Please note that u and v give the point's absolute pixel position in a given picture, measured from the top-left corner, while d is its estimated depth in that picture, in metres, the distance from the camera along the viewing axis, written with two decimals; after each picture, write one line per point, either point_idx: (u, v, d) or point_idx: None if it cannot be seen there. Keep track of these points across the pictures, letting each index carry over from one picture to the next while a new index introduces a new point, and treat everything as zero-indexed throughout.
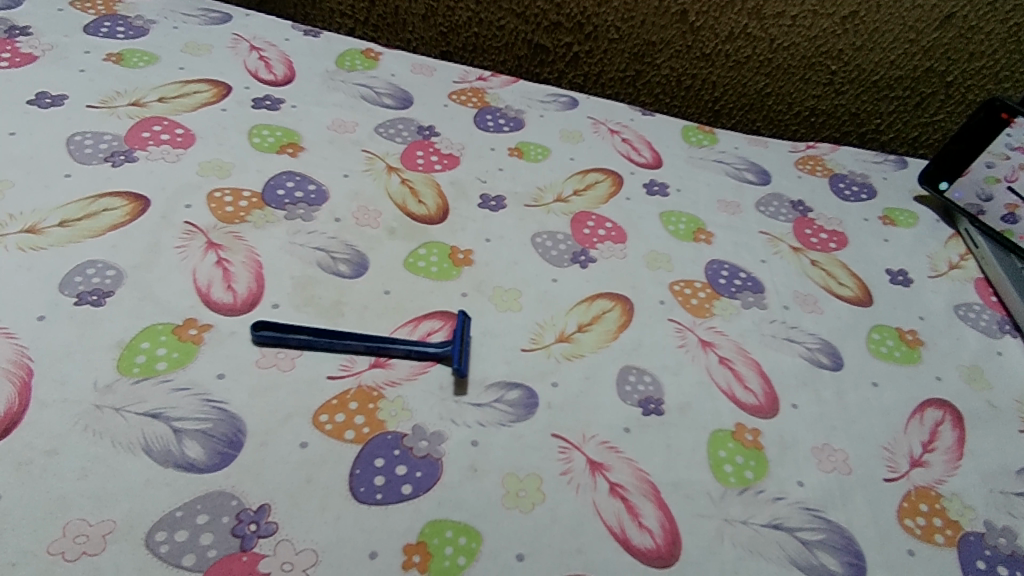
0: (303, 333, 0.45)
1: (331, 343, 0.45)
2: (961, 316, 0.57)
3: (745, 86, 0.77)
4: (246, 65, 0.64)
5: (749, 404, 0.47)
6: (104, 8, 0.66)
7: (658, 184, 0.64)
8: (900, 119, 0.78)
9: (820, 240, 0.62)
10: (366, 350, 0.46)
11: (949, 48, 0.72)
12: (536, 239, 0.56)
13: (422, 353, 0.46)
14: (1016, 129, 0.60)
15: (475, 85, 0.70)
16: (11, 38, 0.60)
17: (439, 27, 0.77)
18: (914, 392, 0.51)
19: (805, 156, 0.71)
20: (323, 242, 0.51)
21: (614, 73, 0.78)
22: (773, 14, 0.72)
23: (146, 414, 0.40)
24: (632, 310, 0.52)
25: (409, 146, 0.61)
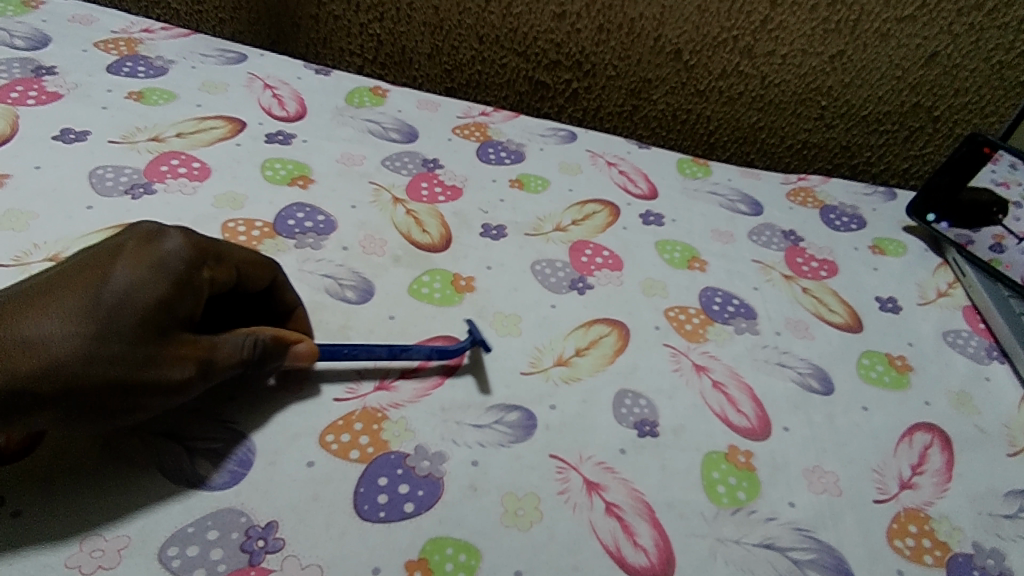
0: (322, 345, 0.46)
1: (354, 352, 0.47)
2: (949, 343, 0.59)
3: (739, 120, 0.80)
4: (261, 103, 0.67)
5: (742, 427, 0.49)
6: (126, 49, 0.70)
7: (654, 214, 0.66)
8: (890, 152, 0.81)
9: (811, 269, 0.64)
10: (389, 355, 0.48)
11: (935, 85, 0.75)
12: (535, 266, 0.58)
13: (444, 353, 0.49)
14: (999, 163, 0.63)
15: (478, 120, 0.73)
16: (37, 77, 0.64)
17: (444, 65, 0.81)
18: (903, 416, 0.52)
19: (796, 188, 0.74)
20: (331, 269, 0.54)
21: (612, 108, 0.81)
22: (764, 53, 0.75)
23: (160, 434, 0.42)
24: (628, 335, 0.54)
25: (414, 178, 0.64)
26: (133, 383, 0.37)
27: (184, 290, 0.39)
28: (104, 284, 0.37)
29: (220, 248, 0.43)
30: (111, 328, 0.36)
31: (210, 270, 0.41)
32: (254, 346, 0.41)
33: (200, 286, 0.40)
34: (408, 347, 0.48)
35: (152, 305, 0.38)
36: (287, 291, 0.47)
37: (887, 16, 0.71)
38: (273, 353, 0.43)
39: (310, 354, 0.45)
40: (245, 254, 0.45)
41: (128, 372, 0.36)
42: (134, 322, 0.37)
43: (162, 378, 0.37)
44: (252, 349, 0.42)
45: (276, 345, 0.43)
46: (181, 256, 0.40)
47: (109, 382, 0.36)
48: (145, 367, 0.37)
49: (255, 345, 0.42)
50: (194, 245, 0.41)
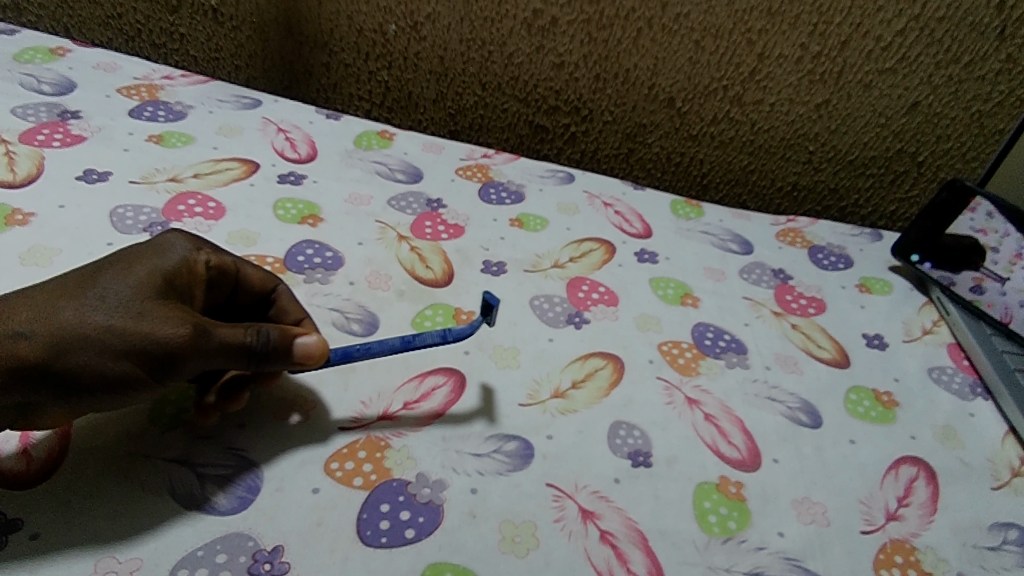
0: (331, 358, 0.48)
1: (368, 348, 0.49)
2: (934, 379, 0.61)
3: (731, 164, 0.84)
4: (274, 145, 0.71)
5: (733, 458, 0.51)
6: (148, 94, 0.74)
7: (648, 253, 0.69)
8: (877, 194, 0.84)
9: (800, 306, 0.66)
10: (403, 344, 0.49)
11: (918, 132, 0.79)
12: (534, 302, 0.60)
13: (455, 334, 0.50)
14: (976, 212, 0.67)
15: (480, 162, 0.77)
16: (62, 121, 0.67)
17: (448, 109, 0.86)
18: (889, 449, 0.54)
19: (785, 229, 0.77)
20: (338, 303, 0.56)
21: (609, 151, 0.85)
22: (753, 102, 0.78)
23: (172, 460, 0.44)
24: (622, 368, 0.56)
25: (419, 217, 0.67)
26: (119, 330, 0.39)
27: (179, 265, 0.44)
28: (110, 259, 0.43)
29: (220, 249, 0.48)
30: (107, 284, 0.41)
31: (205, 259, 0.46)
32: (258, 334, 0.43)
33: (195, 267, 0.45)
34: (423, 343, 0.50)
35: (147, 269, 0.42)
36: (288, 302, 0.51)
37: (869, 68, 0.74)
38: (276, 340, 0.43)
39: (318, 347, 0.45)
40: (244, 262, 0.50)
41: (115, 318, 0.39)
42: (128, 280, 0.41)
43: (147, 327, 0.39)
44: (253, 332, 0.43)
45: (280, 336, 0.44)
46: (179, 243, 0.45)
47: (98, 328, 0.39)
48: (134, 318, 0.39)
49: (257, 330, 0.43)
50: (196, 240, 0.47)
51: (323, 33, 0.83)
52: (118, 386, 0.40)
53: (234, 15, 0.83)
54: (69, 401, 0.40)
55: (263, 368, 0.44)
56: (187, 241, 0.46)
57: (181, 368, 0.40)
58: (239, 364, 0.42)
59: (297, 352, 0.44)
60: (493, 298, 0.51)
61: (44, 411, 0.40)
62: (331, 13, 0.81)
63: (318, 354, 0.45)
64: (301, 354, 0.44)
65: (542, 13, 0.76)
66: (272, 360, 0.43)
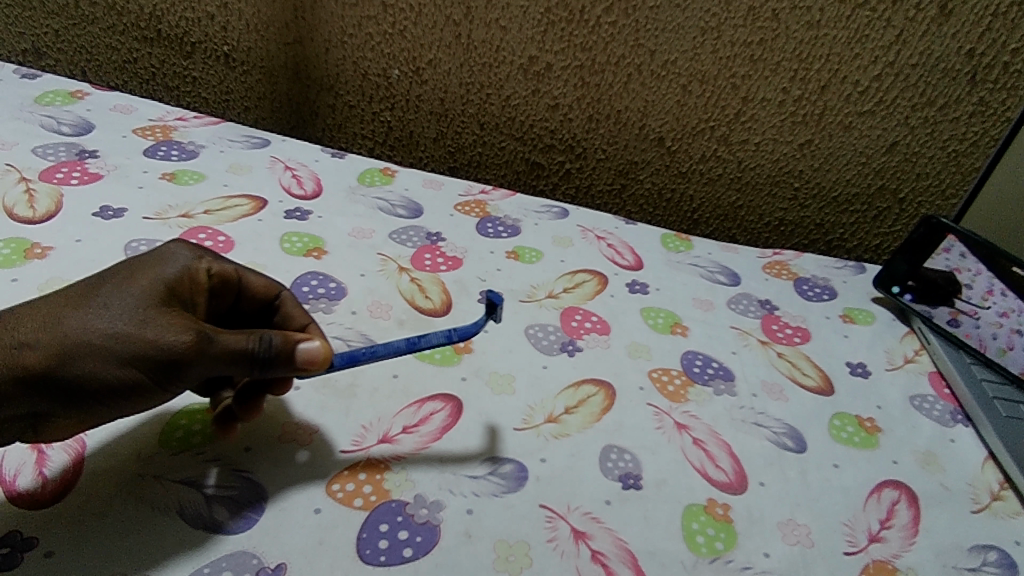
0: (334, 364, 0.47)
1: (373, 352, 0.48)
2: (916, 406, 0.63)
3: (719, 200, 0.87)
4: (281, 182, 0.74)
5: (720, 481, 0.52)
6: (162, 134, 0.77)
7: (639, 284, 0.72)
8: (861, 229, 0.86)
9: (785, 335, 0.69)
10: (408, 348, 0.48)
11: (897, 170, 0.81)
12: (529, 330, 0.63)
13: (463, 334, 0.50)
14: (950, 254, 0.70)
15: (478, 198, 0.80)
16: (81, 160, 0.71)
17: (447, 147, 0.90)
18: (872, 474, 0.56)
19: (772, 262, 0.80)
20: (341, 332, 0.59)
21: (602, 186, 0.89)
22: (739, 141, 0.82)
23: (180, 481, 0.46)
24: (614, 395, 0.58)
25: (419, 250, 0.70)
26: (122, 336, 0.41)
27: (181, 275, 0.46)
28: (112, 270, 0.45)
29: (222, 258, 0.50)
30: (110, 294, 0.42)
31: (207, 269, 0.48)
32: (261, 341, 0.43)
33: (197, 276, 0.47)
34: (429, 344, 0.49)
35: (149, 279, 0.44)
36: (291, 311, 0.53)
37: (848, 110, 0.77)
38: (279, 345, 0.43)
39: (321, 353, 0.44)
40: (247, 270, 0.52)
41: (118, 325, 0.41)
42: (130, 289, 0.43)
43: (149, 333, 0.41)
44: (256, 338, 0.43)
45: (283, 344, 0.43)
46: (181, 253, 0.47)
47: (101, 336, 0.40)
48: (137, 326, 0.41)
49: (259, 336, 0.43)
50: (198, 249, 0.48)
51: (330, 77, 0.87)
52: (120, 390, 0.41)
53: (246, 60, 0.88)
54: (74, 407, 0.42)
55: (268, 374, 0.44)
56: (189, 251, 0.48)
57: (184, 372, 0.42)
58: (242, 369, 0.43)
59: (303, 358, 0.44)
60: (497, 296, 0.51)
61: (54, 422, 0.42)
62: (338, 59, 0.85)
63: (322, 360, 0.45)
64: (305, 360, 0.44)
65: (537, 59, 0.81)
66: (277, 366, 0.44)
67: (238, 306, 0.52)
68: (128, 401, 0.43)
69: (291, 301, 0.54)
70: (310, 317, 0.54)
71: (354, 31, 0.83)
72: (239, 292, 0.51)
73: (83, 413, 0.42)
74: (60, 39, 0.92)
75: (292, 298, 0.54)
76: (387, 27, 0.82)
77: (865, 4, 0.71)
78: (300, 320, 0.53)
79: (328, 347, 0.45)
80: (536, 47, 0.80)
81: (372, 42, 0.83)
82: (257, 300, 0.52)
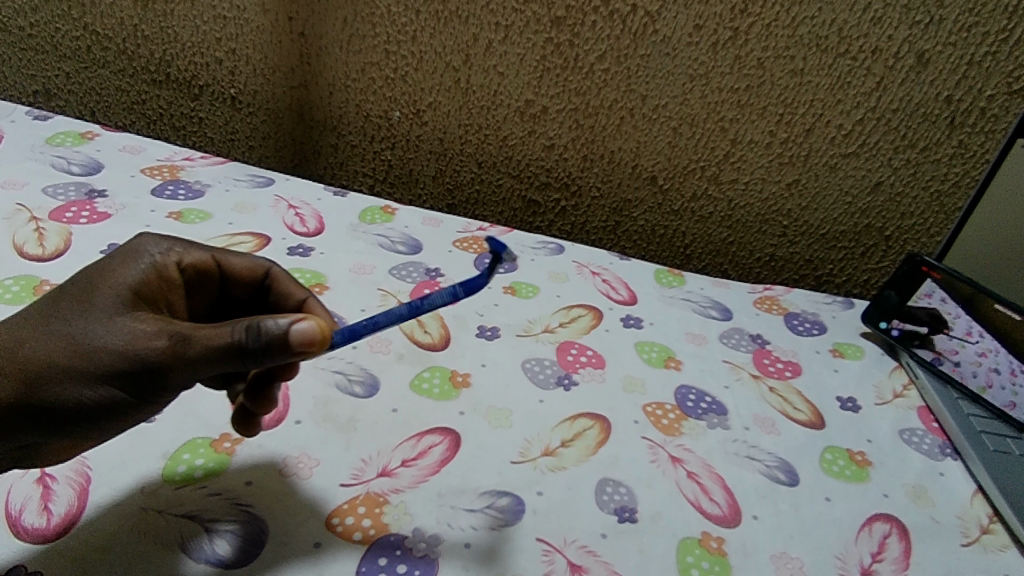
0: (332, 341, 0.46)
1: (373, 323, 0.47)
2: (905, 439, 0.64)
3: (711, 236, 0.89)
4: (285, 220, 0.76)
5: (714, 514, 0.53)
6: (169, 174, 0.80)
7: (633, 319, 0.73)
8: (849, 265, 0.88)
9: (776, 369, 0.70)
10: (409, 312, 0.47)
11: (882, 210, 0.83)
12: (526, 364, 0.64)
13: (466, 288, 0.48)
14: (930, 297, 0.72)
15: (476, 234, 0.82)
16: (89, 200, 0.73)
17: (446, 185, 0.92)
18: (863, 507, 0.56)
19: (762, 297, 0.82)
20: (341, 366, 0.60)
21: (597, 223, 0.91)
22: (729, 181, 0.85)
23: (183, 514, 0.46)
24: (609, 428, 0.59)
25: (418, 285, 0.72)
26: (94, 352, 0.41)
27: (149, 278, 0.47)
28: (78, 282, 0.45)
29: (196, 249, 0.53)
30: (76, 309, 0.43)
31: (173, 266, 0.50)
32: (247, 331, 0.41)
33: (166, 271, 0.49)
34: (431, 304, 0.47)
35: (116, 289, 0.45)
36: (282, 284, 0.57)
37: (833, 153, 0.80)
38: (267, 332, 0.42)
39: (316, 332, 0.43)
40: (227, 257, 0.55)
41: (93, 343, 0.41)
42: (98, 301, 0.43)
43: (126, 343, 0.41)
44: (242, 330, 0.41)
45: (272, 330, 0.42)
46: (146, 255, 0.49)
47: (71, 356, 0.41)
48: (109, 340, 0.41)
49: (245, 327, 0.42)
50: (166, 246, 0.51)
51: (333, 118, 0.90)
52: (102, 410, 0.41)
53: (252, 102, 0.91)
54: (61, 436, 0.42)
55: (265, 364, 0.42)
56: (158, 251, 0.50)
57: (168, 379, 0.41)
58: (233, 363, 0.42)
59: (301, 345, 0.42)
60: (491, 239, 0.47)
61: (51, 447, 0.43)
62: (341, 102, 0.89)
63: (322, 340, 0.43)
64: (304, 342, 0.42)
65: (534, 103, 0.84)
66: (272, 355, 0.42)
67: (228, 292, 0.56)
68: (113, 420, 0.43)
69: (283, 273, 0.57)
70: (303, 288, 0.57)
71: (358, 76, 0.86)
72: (224, 276, 0.55)
73: (78, 439, 0.43)
74: (71, 81, 0.95)
75: (282, 272, 0.57)
76: (390, 72, 0.85)
77: (847, 54, 0.74)
78: (294, 292, 0.56)
79: (325, 327, 0.44)
80: (532, 91, 0.83)
81: (374, 86, 0.86)
82: (247, 283, 0.56)
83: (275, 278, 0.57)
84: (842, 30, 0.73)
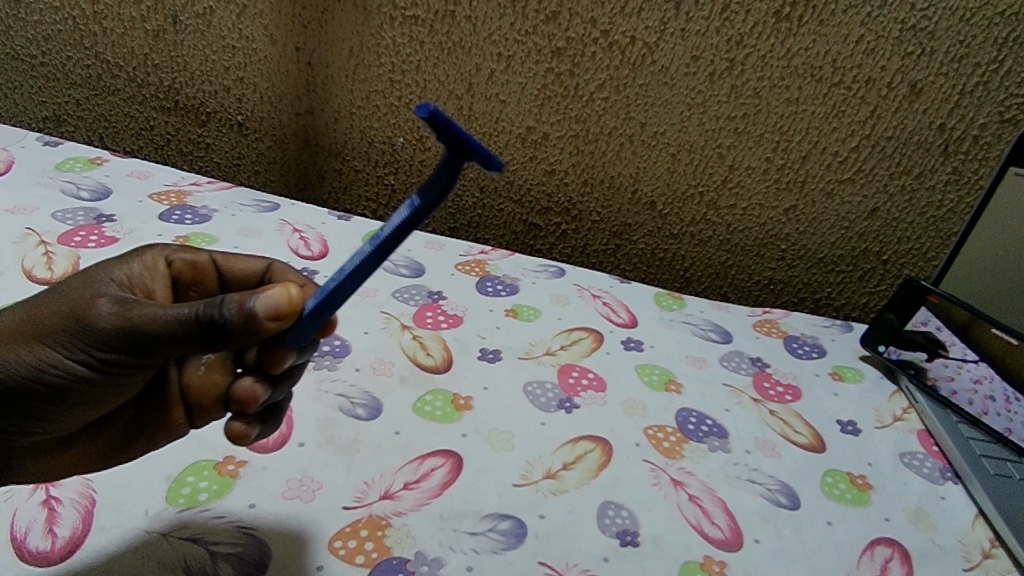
0: (305, 309, 0.43)
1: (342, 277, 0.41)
2: (906, 463, 0.64)
3: (710, 259, 0.90)
4: (289, 244, 0.77)
5: (715, 538, 0.53)
6: (176, 200, 0.81)
7: (634, 341, 0.74)
8: (848, 288, 0.89)
9: (776, 392, 0.71)
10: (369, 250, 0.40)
11: (879, 234, 0.84)
12: (527, 387, 0.65)
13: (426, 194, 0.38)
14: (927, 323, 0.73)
15: (478, 258, 0.83)
16: (97, 225, 0.74)
17: (448, 209, 0.94)
18: (864, 531, 0.56)
19: (762, 320, 0.82)
20: (344, 389, 0.60)
21: (597, 246, 0.92)
22: (727, 206, 0.86)
23: (187, 538, 0.47)
24: (610, 451, 0.59)
25: (421, 308, 0.72)
26: (57, 323, 0.42)
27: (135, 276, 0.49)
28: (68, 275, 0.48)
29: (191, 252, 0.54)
30: (54, 290, 0.45)
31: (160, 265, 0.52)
32: (208, 307, 0.41)
33: (152, 269, 0.51)
34: (391, 229, 0.39)
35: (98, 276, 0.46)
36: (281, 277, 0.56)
37: (829, 179, 0.82)
38: (227, 307, 0.41)
39: (279, 304, 0.42)
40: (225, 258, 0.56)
41: (46, 309, 0.43)
42: (75, 282, 0.45)
43: (76, 305, 0.42)
44: (204, 304, 0.41)
45: (232, 305, 0.41)
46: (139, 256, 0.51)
47: (36, 326, 0.42)
48: (72, 311, 0.42)
49: (208, 303, 0.41)
50: (160, 249, 0.53)
51: (338, 144, 0.92)
52: (43, 379, 0.42)
53: (258, 129, 0.93)
54: (27, 419, 0.43)
55: (227, 340, 0.42)
56: (152, 252, 0.52)
57: (124, 348, 0.42)
58: (194, 338, 0.41)
59: (257, 313, 0.41)
60: (419, 114, 0.35)
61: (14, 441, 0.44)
62: (346, 128, 0.90)
63: (288, 310, 0.42)
64: (263, 315, 0.41)
65: (535, 129, 0.85)
66: (232, 330, 0.41)
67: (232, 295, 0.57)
68: (61, 395, 0.43)
69: (284, 268, 0.57)
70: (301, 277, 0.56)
71: (363, 103, 0.88)
72: (224, 279, 0.56)
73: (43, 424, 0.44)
74: (81, 107, 0.97)
75: (284, 265, 0.57)
76: (394, 100, 0.87)
77: (841, 84, 0.76)
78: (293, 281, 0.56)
79: (289, 300, 0.42)
80: (533, 118, 0.85)
81: (379, 113, 0.88)
82: (248, 284, 0.56)
83: (274, 272, 0.56)
84: (835, 61, 0.75)
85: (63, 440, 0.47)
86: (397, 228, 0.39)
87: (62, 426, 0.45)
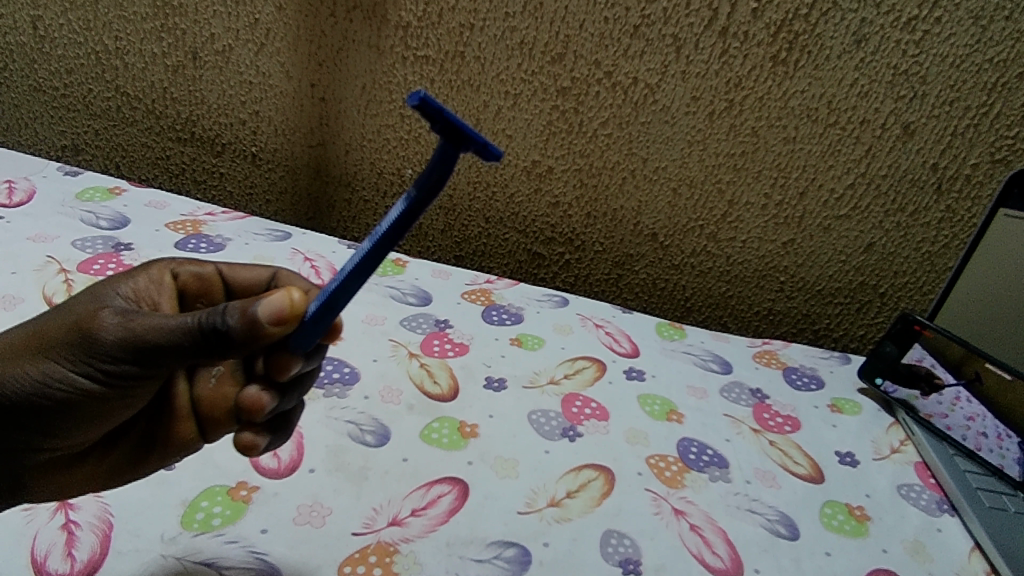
0: (309, 312, 0.45)
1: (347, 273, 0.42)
2: (903, 495, 0.66)
3: (710, 290, 0.92)
4: (301, 272, 0.80)
5: (716, 567, 0.54)
6: (192, 228, 0.83)
7: (636, 371, 0.75)
8: (846, 319, 0.91)
9: (776, 423, 0.72)
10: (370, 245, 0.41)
11: (876, 268, 0.87)
12: (532, 416, 0.66)
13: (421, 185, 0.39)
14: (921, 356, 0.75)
15: (483, 287, 0.85)
16: (116, 253, 0.76)
17: (454, 238, 0.96)
18: (862, 562, 0.57)
19: (761, 350, 0.84)
20: (353, 416, 0.62)
21: (599, 276, 0.94)
22: (726, 239, 0.88)
23: (201, 562, 0.48)
24: (613, 480, 0.60)
25: (428, 336, 0.74)
26: (62, 337, 0.44)
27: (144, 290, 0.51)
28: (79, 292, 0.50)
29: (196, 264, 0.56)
30: (63, 307, 0.47)
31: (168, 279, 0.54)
32: (209, 315, 0.43)
33: (161, 285, 0.53)
34: (390, 223, 0.40)
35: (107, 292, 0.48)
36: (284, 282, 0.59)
37: (826, 215, 0.84)
38: (228, 314, 0.42)
39: (280, 309, 0.43)
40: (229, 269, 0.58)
41: (54, 325, 0.45)
42: (83, 297, 0.47)
43: (80, 320, 0.44)
44: (206, 312, 0.43)
45: (233, 312, 0.42)
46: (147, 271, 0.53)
47: (42, 342, 0.44)
48: (77, 325, 0.44)
49: (209, 311, 0.43)
50: (166, 264, 0.55)
51: (348, 174, 0.94)
52: (50, 393, 0.44)
53: (271, 159, 0.95)
54: (37, 434, 0.45)
55: (230, 346, 0.43)
56: (158, 267, 0.54)
57: (127, 359, 0.43)
58: (195, 345, 0.43)
59: (260, 319, 0.42)
60: (411, 104, 0.35)
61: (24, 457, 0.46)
62: (357, 160, 0.93)
63: (290, 314, 0.43)
64: (265, 320, 0.42)
65: (540, 163, 0.88)
66: (233, 336, 0.42)
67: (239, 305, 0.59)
68: (65, 408, 0.45)
69: (287, 275, 0.60)
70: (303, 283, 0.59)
71: (373, 137, 0.91)
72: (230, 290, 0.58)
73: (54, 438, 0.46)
74: (99, 137, 1.00)
75: (289, 273, 0.60)
76: (404, 134, 0.90)
77: (836, 124, 0.79)
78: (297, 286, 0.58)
79: (290, 304, 0.43)
80: (538, 152, 0.87)
81: (389, 146, 0.91)
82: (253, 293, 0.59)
83: (280, 279, 0.59)
84: (830, 103, 0.78)
85: (75, 456, 0.48)
86: (396, 223, 0.39)
87: (72, 442, 0.47)
